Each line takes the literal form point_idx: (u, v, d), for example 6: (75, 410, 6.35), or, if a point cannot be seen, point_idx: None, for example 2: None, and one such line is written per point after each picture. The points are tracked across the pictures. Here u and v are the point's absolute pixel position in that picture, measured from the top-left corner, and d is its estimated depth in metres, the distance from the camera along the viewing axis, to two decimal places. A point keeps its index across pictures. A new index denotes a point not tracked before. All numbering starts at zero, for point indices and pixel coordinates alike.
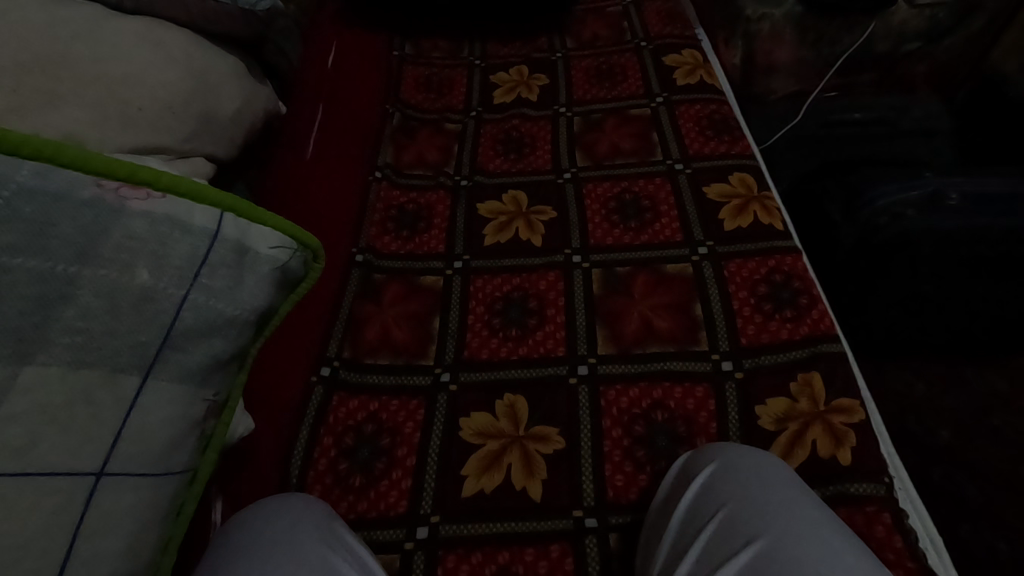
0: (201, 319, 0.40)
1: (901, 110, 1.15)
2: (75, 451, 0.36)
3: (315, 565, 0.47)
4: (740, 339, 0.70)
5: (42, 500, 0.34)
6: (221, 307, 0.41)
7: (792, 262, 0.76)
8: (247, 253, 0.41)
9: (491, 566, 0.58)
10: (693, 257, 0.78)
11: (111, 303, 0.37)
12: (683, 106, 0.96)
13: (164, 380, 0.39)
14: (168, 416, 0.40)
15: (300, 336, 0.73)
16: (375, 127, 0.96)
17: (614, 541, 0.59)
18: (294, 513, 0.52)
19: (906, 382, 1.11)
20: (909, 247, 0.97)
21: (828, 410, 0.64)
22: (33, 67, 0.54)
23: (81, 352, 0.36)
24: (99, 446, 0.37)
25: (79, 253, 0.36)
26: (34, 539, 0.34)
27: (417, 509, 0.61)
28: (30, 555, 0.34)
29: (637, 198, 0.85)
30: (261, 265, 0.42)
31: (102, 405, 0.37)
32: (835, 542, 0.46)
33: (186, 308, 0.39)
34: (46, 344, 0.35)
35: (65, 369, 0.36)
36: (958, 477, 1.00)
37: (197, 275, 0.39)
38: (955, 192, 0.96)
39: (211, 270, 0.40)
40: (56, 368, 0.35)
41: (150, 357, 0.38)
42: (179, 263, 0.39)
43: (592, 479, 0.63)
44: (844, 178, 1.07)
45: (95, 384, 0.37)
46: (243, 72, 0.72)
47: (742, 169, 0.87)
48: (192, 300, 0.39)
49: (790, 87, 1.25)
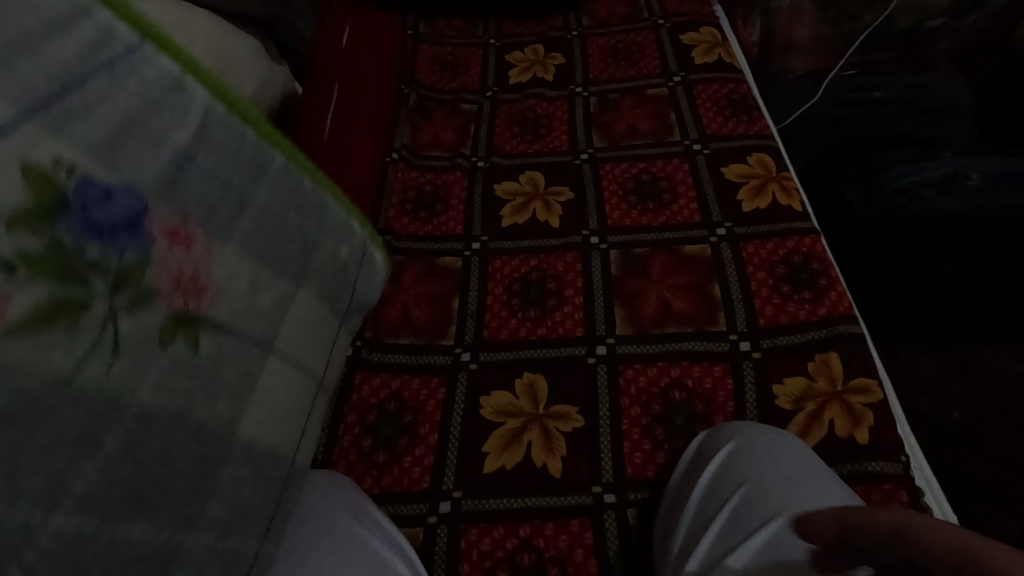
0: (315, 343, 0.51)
1: (919, 87, 1.14)
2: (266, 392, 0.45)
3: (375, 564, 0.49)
4: (758, 320, 0.71)
5: (293, 387, 0.45)
6: (367, 292, 0.54)
7: (810, 243, 0.76)
8: (373, 261, 0.54)
9: (512, 539, 0.59)
10: (711, 238, 0.78)
11: (327, 269, 0.48)
12: (701, 85, 0.95)
13: (341, 331, 0.51)
14: (338, 359, 0.52)
15: None
16: (391, 108, 0.96)
17: (632, 516, 0.61)
18: (323, 488, 0.54)
19: (920, 363, 1.11)
20: (927, 226, 0.96)
21: (845, 391, 0.65)
22: None
23: (315, 289, 0.47)
24: (317, 366, 0.48)
25: (314, 221, 0.48)
26: (289, 414, 0.45)
27: (439, 485, 0.63)
28: (287, 423, 0.45)
29: (655, 178, 0.85)
30: (376, 270, 0.55)
31: (316, 334, 0.47)
32: None
33: (358, 285, 0.52)
34: (301, 280, 0.46)
35: (311, 300, 0.47)
36: (969, 458, 1.01)
37: (360, 263, 0.52)
38: (976, 172, 0.94)
39: (365, 264, 0.53)
40: (306, 296, 0.46)
41: (340, 311, 0.50)
42: (355, 250, 0.51)
43: (611, 455, 0.64)
44: (861, 158, 1.06)
45: (319, 316, 0.48)
46: (259, 54, 0.71)
47: (761, 149, 0.86)
48: (359, 282, 0.52)
49: (810, 65, 1.24)
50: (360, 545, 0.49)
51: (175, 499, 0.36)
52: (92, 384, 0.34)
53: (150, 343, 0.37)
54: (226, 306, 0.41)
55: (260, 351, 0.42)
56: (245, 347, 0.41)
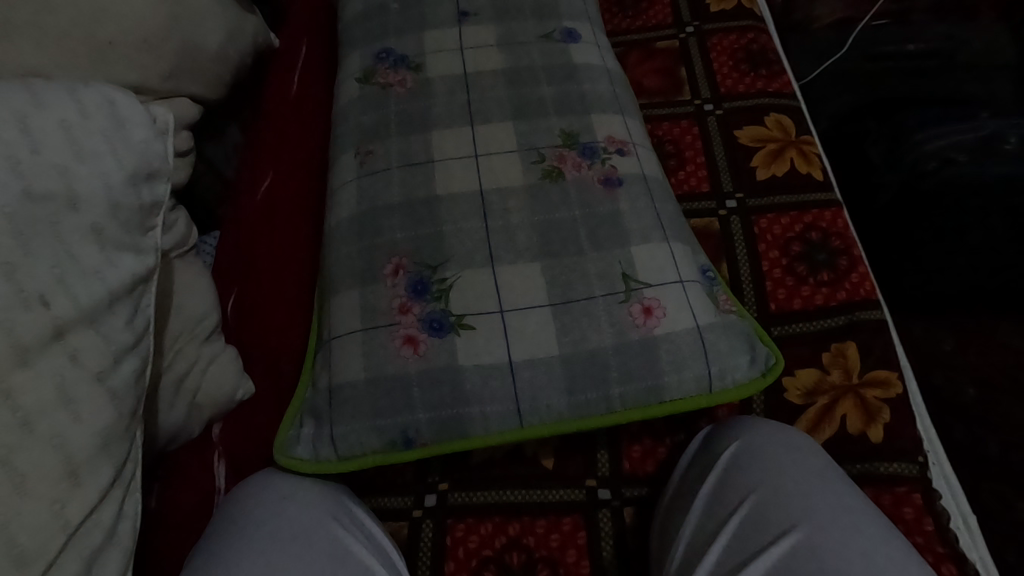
0: (630, 209, 0.59)
1: (957, 41, 1.08)
2: (619, 264, 0.56)
3: (595, 355, 0.53)
4: (769, 304, 0.65)
5: (610, 244, 0.57)
6: (503, 138, 0.64)
7: (831, 218, 0.68)
8: (485, 158, 0.62)
9: (501, 537, 0.56)
10: (720, 211, 0.70)
11: (478, 207, 0.59)
12: (716, 36, 0.83)
13: (492, 154, 0.63)
14: (518, 172, 0.62)
15: (281, 301, 0.70)
16: (331, 69, 0.89)
17: (629, 515, 0.57)
18: (301, 500, 0.52)
19: (936, 337, 1.07)
20: (955, 196, 0.93)
21: (861, 384, 0.60)
22: (65, 22, 0.55)
23: (494, 213, 0.59)
24: (567, 206, 0.59)
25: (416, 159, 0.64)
26: (616, 235, 0.57)
27: (425, 477, 0.60)
28: (632, 238, 0.57)
29: (661, 142, 0.77)
30: (490, 154, 0.63)
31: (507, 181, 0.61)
32: (861, 512, 0.46)
33: (481, 176, 0.61)
34: (504, 209, 0.59)
35: (495, 204, 0.60)
36: (982, 438, 0.98)
37: (474, 151, 0.63)
38: (1015, 135, 0.91)
39: (464, 139, 0.64)
40: (513, 202, 0.60)
41: (477, 162, 0.62)
42: (441, 145, 0.64)
43: (607, 454, 0.60)
44: (888, 118, 1.03)
45: (519, 202, 0.60)
46: (223, 14, 0.70)
47: (781, 109, 0.77)
48: (485, 162, 0.62)
49: (837, 14, 1.16)
50: (348, 561, 0.49)
51: (647, 228, 0.58)
52: (592, 328, 0.53)
53: (539, 258, 0.56)
54: (513, 319, 0.54)
55: (557, 315, 0.54)
56: (535, 322, 0.54)
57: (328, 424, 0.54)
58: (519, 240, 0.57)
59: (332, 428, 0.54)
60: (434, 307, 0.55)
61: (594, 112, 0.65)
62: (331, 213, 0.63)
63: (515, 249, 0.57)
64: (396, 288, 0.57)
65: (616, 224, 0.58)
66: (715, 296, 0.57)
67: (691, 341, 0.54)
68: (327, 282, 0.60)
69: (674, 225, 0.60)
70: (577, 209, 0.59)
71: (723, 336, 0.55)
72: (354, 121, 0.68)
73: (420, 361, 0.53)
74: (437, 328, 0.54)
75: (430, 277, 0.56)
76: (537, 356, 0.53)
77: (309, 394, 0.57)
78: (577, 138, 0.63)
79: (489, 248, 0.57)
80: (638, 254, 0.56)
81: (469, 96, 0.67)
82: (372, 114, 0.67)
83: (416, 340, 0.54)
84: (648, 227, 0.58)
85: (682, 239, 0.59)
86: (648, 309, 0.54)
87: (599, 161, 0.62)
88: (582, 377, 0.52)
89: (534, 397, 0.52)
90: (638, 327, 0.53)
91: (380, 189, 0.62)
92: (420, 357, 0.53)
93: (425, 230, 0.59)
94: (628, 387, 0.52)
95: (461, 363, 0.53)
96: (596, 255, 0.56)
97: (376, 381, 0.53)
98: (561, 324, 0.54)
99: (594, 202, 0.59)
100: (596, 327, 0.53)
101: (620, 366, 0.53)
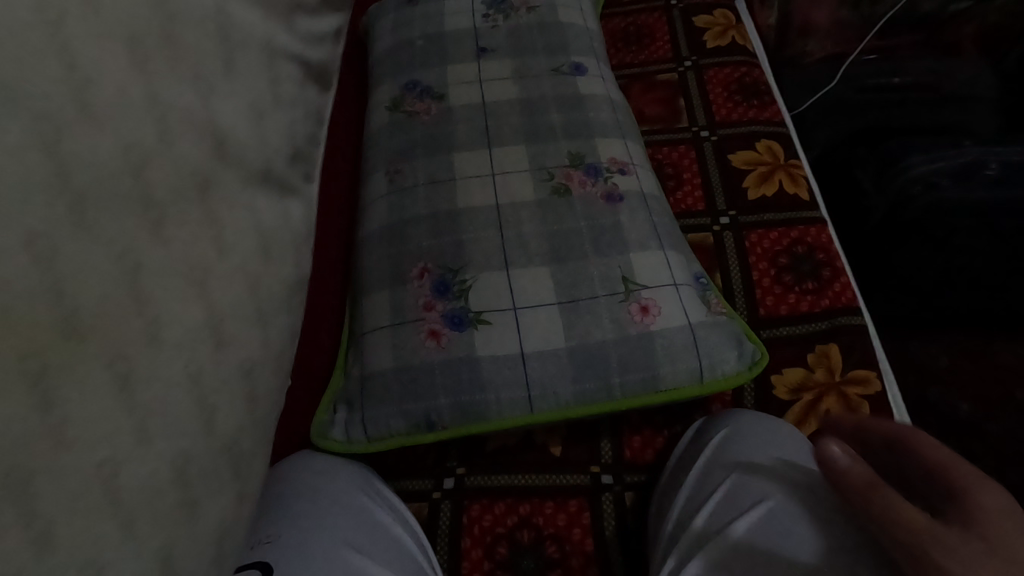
0: (628, 220, 0.66)
1: (943, 75, 1.15)
2: (620, 268, 0.62)
3: (598, 347, 0.59)
4: (758, 311, 0.71)
5: (611, 251, 0.64)
6: (516, 160, 0.72)
7: (816, 233, 0.75)
8: (500, 177, 0.70)
9: (513, 516, 0.62)
10: (714, 226, 0.77)
11: (495, 219, 0.67)
12: (712, 70, 0.92)
13: (507, 174, 0.70)
14: (528, 189, 0.69)
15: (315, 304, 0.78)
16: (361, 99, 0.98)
17: (629, 498, 0.63)
18: (334, 474, 0.58)
19: (930, 354, 1.12)
20: (943, 219, 0.98)
21: (843, 382, 0.65)
22: None
23: (508, 224, 0.66)
24: (572, 219, 0.66)
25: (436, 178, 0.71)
26: (618, 243, 0.64)
27: (444, 463, 0.66)
28: (633, 245, 0.64)
29: (661, 164, 0.84)
30: (506, 173, 0.70)
31: (520, 196, 0.68)
32: None
33: (498, 191, 0.69)
34: (517, 221, 0.66)
35: (509, 217, 0.67)
36: (975, 451, 1.02)
37: (492, 170, 0.71)
38: (995, 162, 0.96)
39: (482, 160, 0.72)
40: (526, 215, 0.67)
41: (493, 179, 0.70)
42: (461, 164, 0.72)
43: (610, 442, 0.66)
44: (877, 147, 1.09)
45: (531, 215, 0.67)
46: None
47: (770, 135, 0.84)
48: (500, 180, 0.70)
49: (827, 49, 1.26)
50: (377, 527, 0.55)
51: (643, 237, 0.65)
52: (594, 325, 0.60)
53: (548, 262, 0.63)
54: (525, 316, 0.61)
55: (563, 311, 0.61)
56: (543, 319, 0.60)
57: (360, 408, 0.61)
58: (530, 247, 0.64)
59: (363, 412, 0.60)
60: (455, 304, 0.62)
61: (598, 137, 0.73)
62: (364, 226, 0.71)
63: (526, 256, 0.64)
64: (422, 288, 0.63)
65: (619, 234, 0.65)
66: (708, 300, 0.64)
67: (683, 337, 0.60)
68: (361, 285, 0.67)
69: (669, 235, 0.67)
70: (582, 221, 0.66)
71: (715, 335, 0.61)
72: (386, 142, 0.76)
73: (443, 351, 0.60)
74: (457, 323, 0.61)
75: (451, 278, 0.63)
76: (546, 348, 0.59)
77: (343, 382, 0.64)
78: (583, 159, 0.71)
79: (505, 254, 0.64)
80: (635, 260, 0.63)
81: (490, 122, 0.75)
82: (403, 137, 0.75)
83: (438, 334, 0.61)
84: (645, 236, 0.65)
85: (677, 248, 0.66)
86: (645, 308, 0.60)
87: (601, 179, 0.69)
88: (587, 368, 0.59)
89: (544, 385, 0.58)
90: (636, 323, 0.60)
91: (408, 203, 0.69)
92: (442, 348, 0.60)
93: (448, 239, 0.66)
94: (626, 377, 0.59)
95: (483, 353, 0.60)
96: (599, 261, 0.63)
97: (404, 370, 0.60)
98: (568, 320, 0.60)
99: (597, 215, 0.66)
100: (598, 323, 0.60)
101: (621, 359, 0.59)
